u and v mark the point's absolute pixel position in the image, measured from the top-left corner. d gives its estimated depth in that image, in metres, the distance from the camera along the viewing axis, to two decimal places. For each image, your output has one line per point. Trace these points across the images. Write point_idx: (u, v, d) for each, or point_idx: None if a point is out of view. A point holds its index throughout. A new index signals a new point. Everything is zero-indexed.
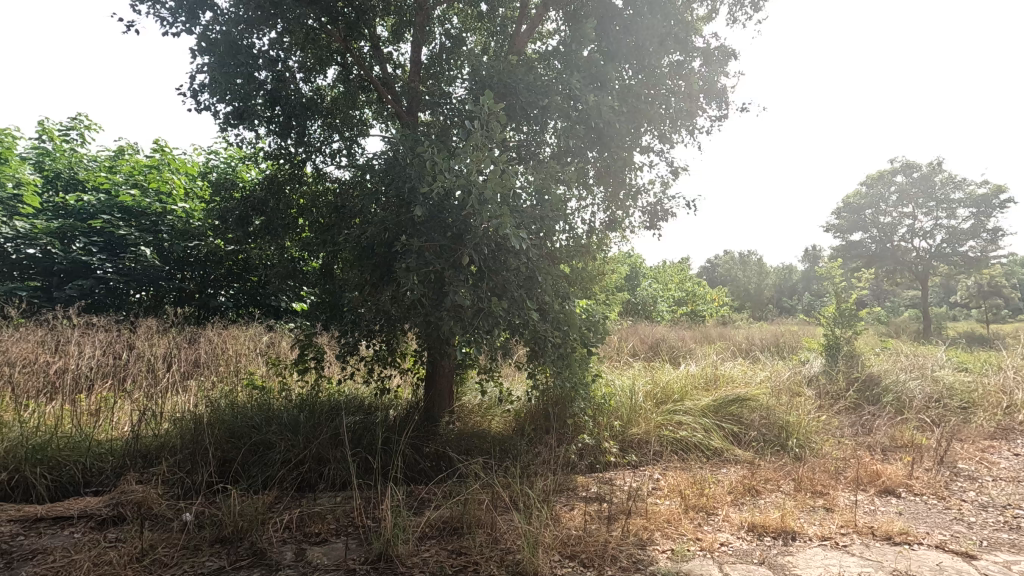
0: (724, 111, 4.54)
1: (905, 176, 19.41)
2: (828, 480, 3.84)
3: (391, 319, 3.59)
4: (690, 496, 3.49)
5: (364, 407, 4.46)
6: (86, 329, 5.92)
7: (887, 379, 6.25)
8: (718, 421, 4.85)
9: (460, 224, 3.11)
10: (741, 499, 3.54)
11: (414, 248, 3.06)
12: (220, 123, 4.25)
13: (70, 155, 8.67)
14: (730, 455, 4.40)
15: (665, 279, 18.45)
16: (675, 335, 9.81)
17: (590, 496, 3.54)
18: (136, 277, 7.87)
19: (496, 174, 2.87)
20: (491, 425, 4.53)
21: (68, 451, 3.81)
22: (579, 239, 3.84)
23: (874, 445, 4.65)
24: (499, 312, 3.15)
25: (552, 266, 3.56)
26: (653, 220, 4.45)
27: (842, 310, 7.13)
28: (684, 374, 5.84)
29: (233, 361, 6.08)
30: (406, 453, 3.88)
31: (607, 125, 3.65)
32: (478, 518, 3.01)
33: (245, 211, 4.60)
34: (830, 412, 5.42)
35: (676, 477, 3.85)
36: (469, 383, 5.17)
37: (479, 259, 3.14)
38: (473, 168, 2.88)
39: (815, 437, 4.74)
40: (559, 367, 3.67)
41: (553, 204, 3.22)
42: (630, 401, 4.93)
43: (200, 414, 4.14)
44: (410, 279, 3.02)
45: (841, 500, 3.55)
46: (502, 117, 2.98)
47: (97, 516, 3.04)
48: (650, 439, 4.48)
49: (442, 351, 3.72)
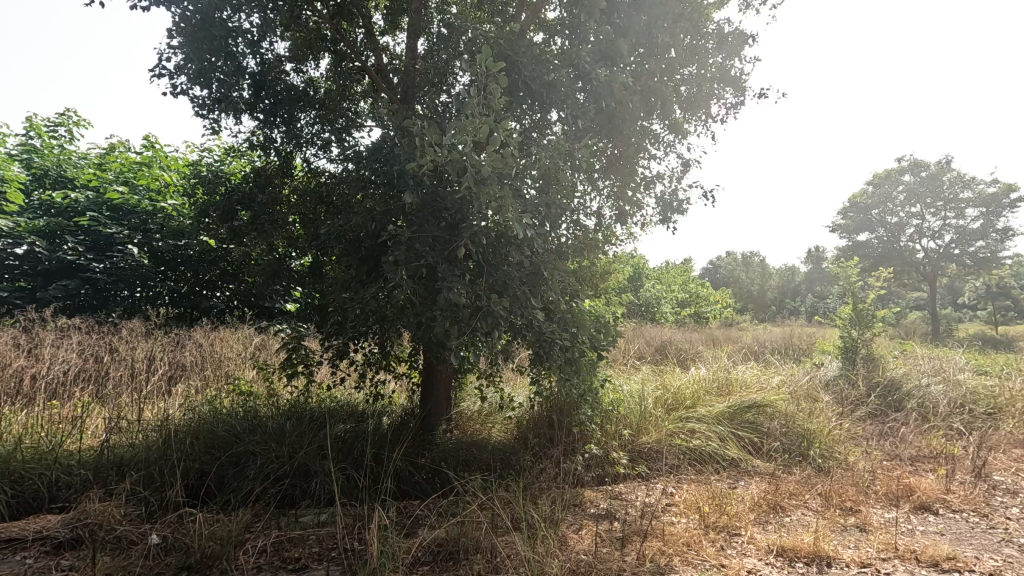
0: (741, 98, 4.22)
1: (913, 176, 19.08)
2: (856, 496, 3.54)
3: (382, 319, 3.29)
4: (709, 514, 3.18)
5: (355, 415, 4.15)
6: (65, 332, 5.63)
7: (908, 383, 5.95)
8: (735, 429, 4.54)
9: (456, 213, 2.80)
10: (765, 517, 3.24)
11: (403, 239, 2.75)
12: (201, 109, 3.97)
13: (59, 152, 8.45)
14: (748, 466, 4.10)
15: (667, 279, 18.22)
16: (683, 337, 9.50)
17: (600, 514, 3.23)
18: (125, 277, 7.51)
19: (497, 151, 2.54)
20: (491, 435, 4.23)
21: (33, 463, 3.50)
22: (587, 232, 3.50)
23: (902, 455, 4.34)
24: (500, 311, 2.83)
25: (558, 262, 3.25)
26: (666, 212, 4.09)
27: (860, 310, 6.76)
28: (696, 378, 5.52)
29: (222, 364, 5.80)
30: (400, 465, 3.58)
31: (619, 106, 3.35)
32: (476, 540, 2.71)
33: (229, 204, 4.27)
34: (852, 420, 5.09)
35: (693, 491, 3.55)
36: (468, 389, 4.87)
37: (478, 252, 2.83)
38: (469, 144, 2.56)
39: (839, 446, 4.42)
40: (567, 372, 3.35)
41: (561, 190, 2.89)
42: (639, 407, 4.63)
43: (179, 423, 3.84)
44: (399, 274, 2.71)
45: (874, 518, 3.25)
46: (503, 85, 2.67)
47: (53, 540, 2.72)
48: (662, 448, 4.17)
49: (438, 354, 3.40)
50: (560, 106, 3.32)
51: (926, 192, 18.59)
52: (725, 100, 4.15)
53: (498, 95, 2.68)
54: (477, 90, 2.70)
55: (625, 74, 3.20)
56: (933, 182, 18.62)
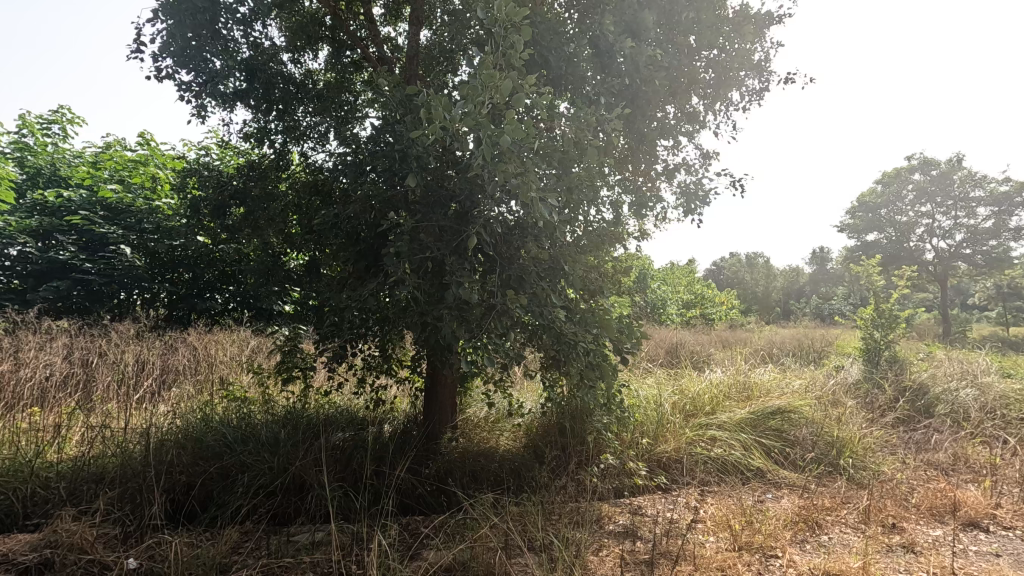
0: (765, 83, 3.95)
1: (923, 174, 18.75)
2: (896, 511, 3.26)
3: (385, 320, 3.04)
4: (741, 533, 2.91)
5: (355, 421, 3.89)
6: (52, 335, 5.38)
7: (938, 387, 5.65)
8: (758, 436, 4.26)
9: (466, 200, 2.54)
10: (802, 536, 2.96)
11: (406, 230, 2.49)
12: (191, 97, 3.71)
13: (52, 151, 8.25)
14: (775, 477, 3.82)
15: (673, 280, 17.92)
16: (694, 339, 9.24)
17: (620, 533, 2.96)
18: (117, 279, 7.22)
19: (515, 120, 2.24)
20: (499, 443, 3.97)
21: (8, 476, 3.23)
22: (608, 222, 3.22)
23: (938, 465, 4.06)
24: (516, 310, 2.55)
25: (577, 255, 2.98)
26: (689, 201, 3.81)
27: (882, 311, 6.47)
28: (714, 383, 5.24)
29: (217, 369, 5.54)
30: (403, 478, 3.31)
31: (644, 83, 3.06)
32: (487, 565, 2.44)
33: (222, 198, 3.99)
34: (882, 426, 4.81)
35: (720, 506, 3.28)
36: (474, 393, 4.61)
37: (490, 243, 2.58)
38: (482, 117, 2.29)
39: (872, 456, 4.14)
40: (587, 378, 3.06)
41: (582, 175, 2.63)
42: (656, 413, 4.36)
43: (166, 433, 3.58)
44: (402, 267, 2.44)
45: (921, 538, 2.97)
46: (521, 51, 2.39)
47: (18, 564, 2.44)
48: (681, 457, 3.90)
49: (445, 359, 3.14)
50: (580, 86, 3.04)
51: (937, 191, 18.27)
52: (748, 86, 3.88)
53: (517, 61, 2.40)
54: (492, 54, 2.42)
55: (651, 47, 2.93)
56: (943, 181, 18.31)
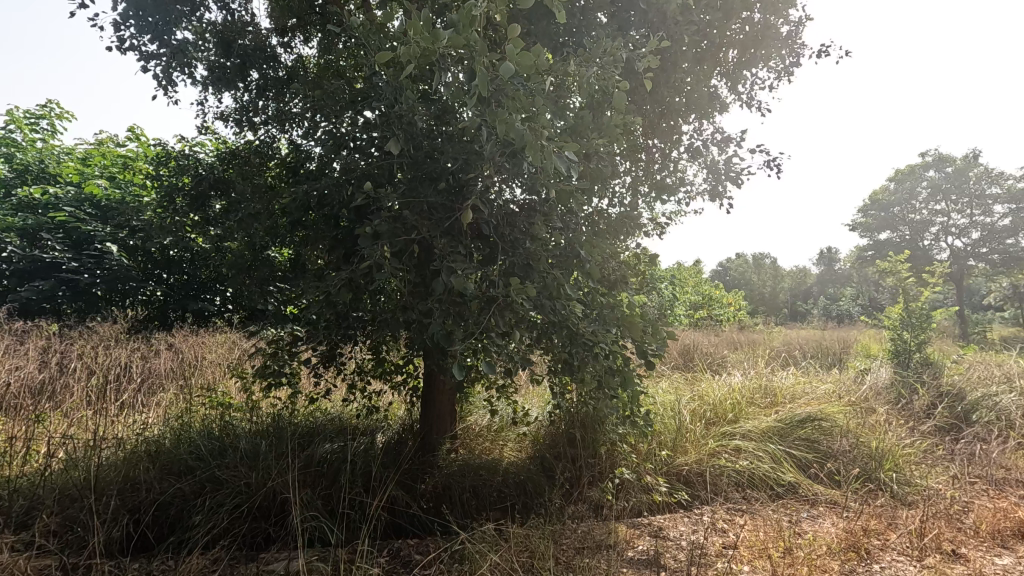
0: (797, 54, 3.55)
1: (937, 171, 18.29)
2: (953, 535, 2.88)
3: (372, 317, 2.68)
4: (781, 563, 2.53)
5: (345, 430, 3.54)
6: (24, 337, 5.03)
7: (977, 392, 5.23)
8: (788, 446, 3.87)
9: (460, 174, 2.18)
10: (852, 566, 2.57)
11: (390, 208, 2.13)
12: (161, 74, 3.37)
13: (40, 147, 7.99)
14: (809, 493, 3.44)
15: (680, 280, 17.47)
16: (707, 340, 8.84)
17: (641, 561, 2.57)
18: (107, 282, 6.88)
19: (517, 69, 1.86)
20: (503, 453, 3.60)
21: None
22: (625, 207, 2.84)
23: (990, 479, 3.66)
24: (522, 305, 2.18)
25: (593, 240, 2.59)
26: (717, 181, 3.40)
27: (912, 310, 6.02)
28: (734, 387, 4.85)
29: (202, 373, 5.18)
30: (394, 495, 2.96)
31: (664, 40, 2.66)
32: None
33: (199, 186, 3.65)
34: (922, 435, 4.40)
35: (754, 529, 2.89)
36: (475, 399, 4.25)
37: (488, 226, 2.22)
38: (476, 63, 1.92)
39: (916, 469, 3.74)
40: (603, 384, 2.68)
41: (594, 146, 2.25)
42: (675, 421, 3.98)
43: (134, 445, 3.22)
44: (381, 251, 2.07)
45: (989, 568, 2.58)
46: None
47: None
48: (704, 470, 3.51)
49: (440, 362, 2.77)
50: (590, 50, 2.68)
51: (952, 189, 17.84)
52: (780, 57, 3.47)
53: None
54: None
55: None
56: (959, 178, 17.76)
